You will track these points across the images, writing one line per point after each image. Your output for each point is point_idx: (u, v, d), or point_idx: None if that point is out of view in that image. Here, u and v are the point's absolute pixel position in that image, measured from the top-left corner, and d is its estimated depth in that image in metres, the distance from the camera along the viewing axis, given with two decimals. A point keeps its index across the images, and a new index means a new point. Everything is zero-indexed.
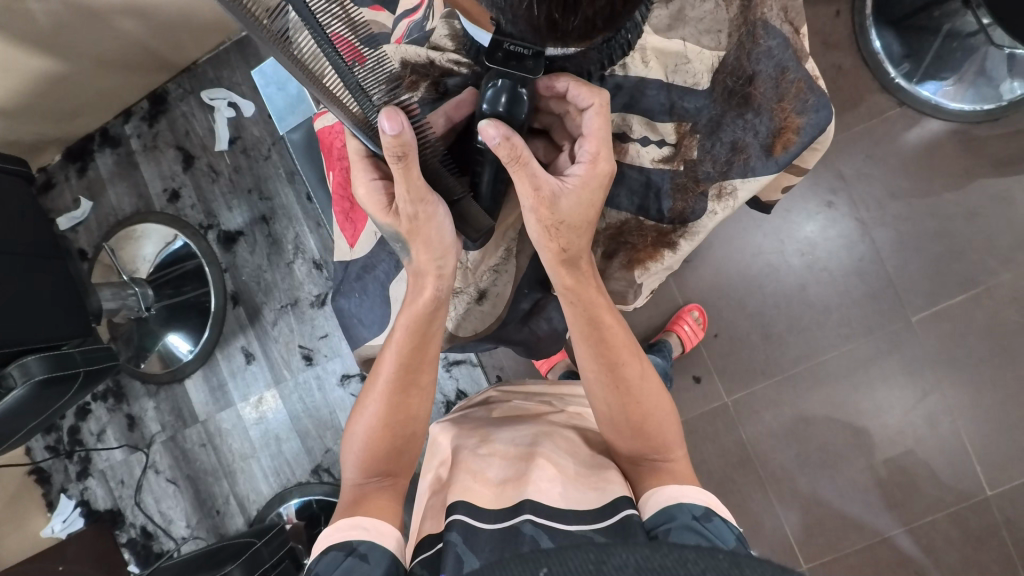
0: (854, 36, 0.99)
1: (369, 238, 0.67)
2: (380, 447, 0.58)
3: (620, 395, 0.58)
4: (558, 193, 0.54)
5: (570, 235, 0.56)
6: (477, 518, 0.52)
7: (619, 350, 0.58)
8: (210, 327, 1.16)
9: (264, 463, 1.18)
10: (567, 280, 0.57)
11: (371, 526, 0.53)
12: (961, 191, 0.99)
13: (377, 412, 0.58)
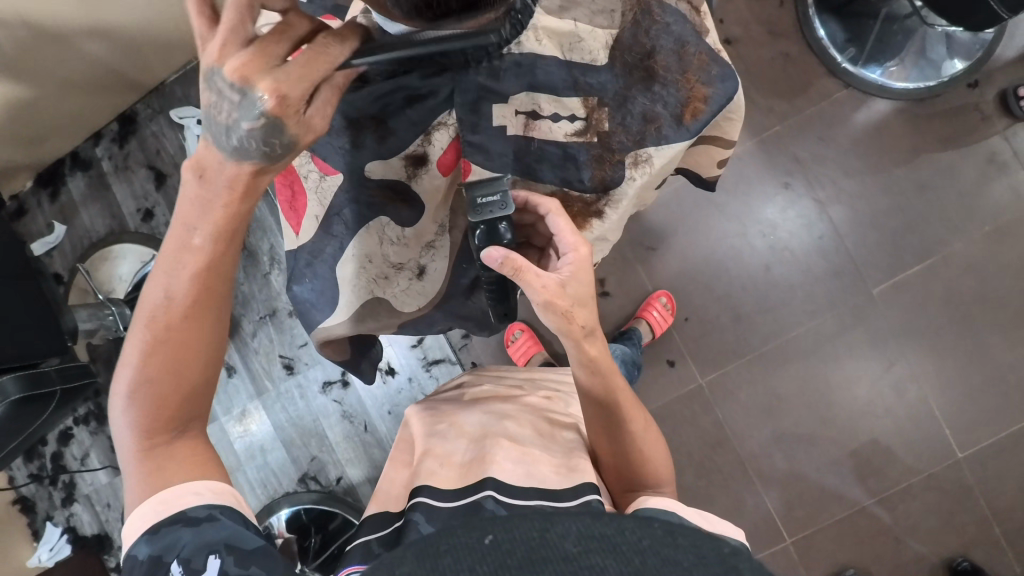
0: (799, 24, 1.03)
1: (310, 224, 0.62)
2: (154, 392, 0.47)
3: (629, 453, 0.59)
4: (563, 281, 0.55)
5: (584, 315, 0.56)
6: (441, 499, 0.53)
7: (624, 405, 0.59)
8: None
9: (250, 476, 1.18)
10: (586, 350, 0.56)
11: (203, 491, 0.47)
12: (910, 165, 1.03)
13: (151, 359, 0.47)
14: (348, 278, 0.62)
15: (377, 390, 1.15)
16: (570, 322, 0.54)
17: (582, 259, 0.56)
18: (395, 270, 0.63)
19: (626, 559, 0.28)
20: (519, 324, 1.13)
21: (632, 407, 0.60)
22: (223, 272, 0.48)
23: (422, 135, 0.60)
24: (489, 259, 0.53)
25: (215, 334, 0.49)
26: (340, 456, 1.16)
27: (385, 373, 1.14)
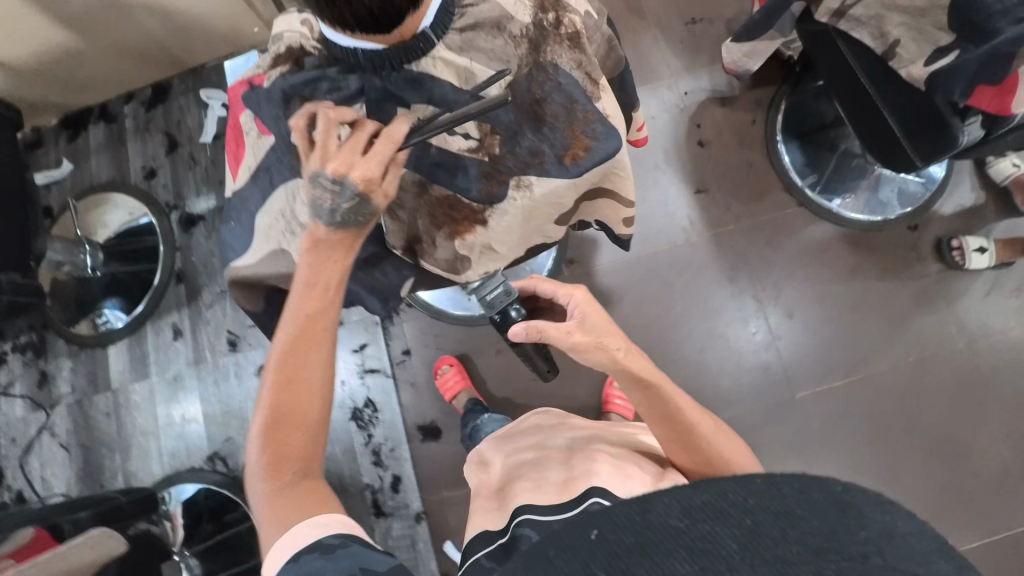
0: (766, 142, 1.15)
1: (244, 176, 0.55)
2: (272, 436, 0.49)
3: (711, 465, 0.56)
4: (580, 322, 0.54)
5: (617, 339, 0.54)
6: (545, 513, 0.54)
7: (688, 413, 0.56)
8: (147, 299, 1.22)
9: (163, 444, 1.18)
10: (633, 368, 0.54)
11: (319, 526, 0.47)
12: (847, 286, 1.11)
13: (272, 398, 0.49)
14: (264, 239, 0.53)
15: None
16: (607, 351, 0.53)
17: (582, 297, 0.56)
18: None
19: (737, 523, 0.28)
20: (450, 359, 1.13)
21: (697, 414, 0.57)
22: (334, 319, 0.50)
23: (344, 116, 0.51)
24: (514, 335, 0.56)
25: (322, 369, 0.50)
26: None
27: None
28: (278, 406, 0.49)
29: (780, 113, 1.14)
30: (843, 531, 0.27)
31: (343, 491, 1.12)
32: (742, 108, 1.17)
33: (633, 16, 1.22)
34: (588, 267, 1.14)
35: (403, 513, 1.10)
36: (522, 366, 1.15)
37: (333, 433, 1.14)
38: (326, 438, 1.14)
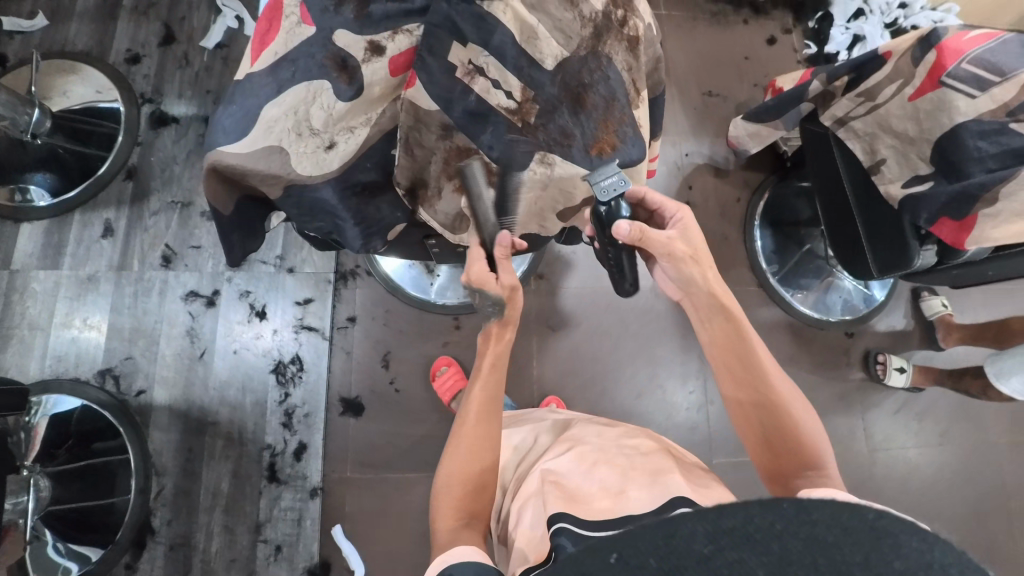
0: (745, 221, 1.23)
1: (264, 62, 0.42)
2: (473, 484, 0.60)
3: (779, 416, 0.59)
4: (682, 234, 0.63)
5: (711, 263, 0.64)
6: (583, 526, 0.49)
7: (767, 360, 0.61)
8: (85, 186, 1.11)
9: (51, 344, 1.05)
10: (713, 286, 0.64)
11: (456, 556, 0.52)
12: (781, 371, 1.18)
13: (468, 457, 0.61)
14: (254, 135, 0.43)
15: (237, 325, 1.08)
16: (701, 269, 0.63)
17: (688, 215, 0.64)
18: (313, 133, 0.43)
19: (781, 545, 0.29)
20: (446, 359, 1.09)
21: (775, 369, 0.61)
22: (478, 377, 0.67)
23: (392, 26, 0.41)
24: (616, 234, 0.52)
25: (473, 422, 0.63)
26: (158, 371, 1.05)
27: (255, 314, 1.09)
28: (467, 461, 0.61)
29: (762, 200, 1.22)
30: (878, 558, 0.29)
31: (239, 446, 1.03)
32: (732, 185, 1.24)
33: None
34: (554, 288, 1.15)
35: (299, 484, 1.03)
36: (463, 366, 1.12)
37: (248, 382, 1.06)
38: (238, 386, 1.06)
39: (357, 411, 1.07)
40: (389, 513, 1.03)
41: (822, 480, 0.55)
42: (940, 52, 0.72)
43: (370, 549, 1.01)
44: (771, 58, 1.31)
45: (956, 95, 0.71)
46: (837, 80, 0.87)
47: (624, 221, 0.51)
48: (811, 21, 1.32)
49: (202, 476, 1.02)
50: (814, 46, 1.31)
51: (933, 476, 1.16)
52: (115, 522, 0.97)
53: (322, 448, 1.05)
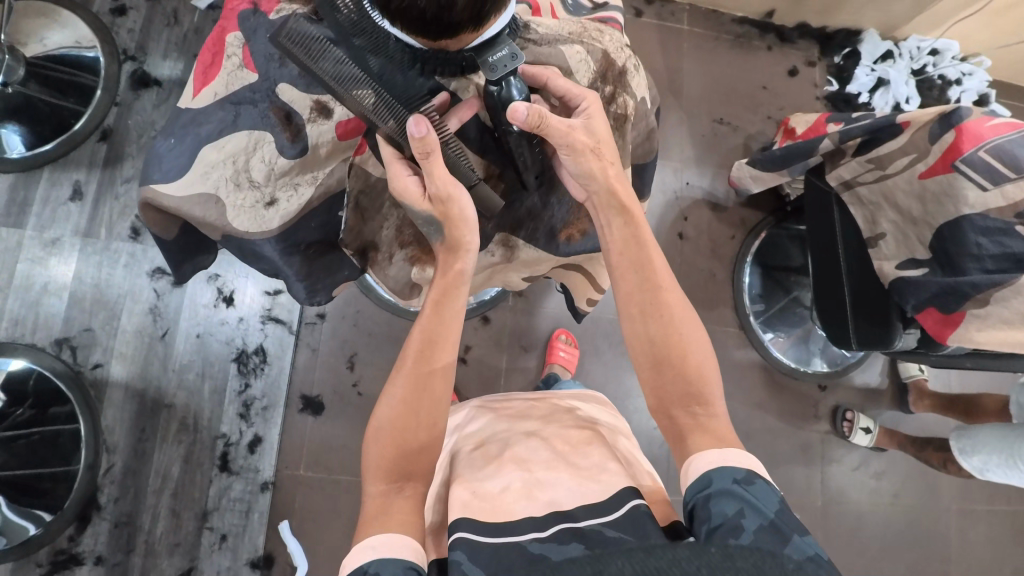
0: (735, 260, 1.19)
1: (206, 99, 0.52)
2: (406, 441, 0.53)
3: (669, 344, 0.59)
4: (585, 123, 0.56)
5: (613, 152, 0.58)
6: (478, 533, 0.53)
7: (662, 280, 0.60)
8: (57, 143, 1.05)
9: (8, 303, 1.01)
10: (613, 188, 0.58)
11: (381, 542, 0.48)
12: (749, 416, 1.17)
13: (404, 403, 0.54)
14: (199, 182, 0.51)
15: (202, 310, 1.05)
16: (600, 159, 0.57)
17: (595, 102, 0.56)
18: (253, 186, 0.52)
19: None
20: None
21: (669, 280, 0.61)
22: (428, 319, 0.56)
23: (349, 87, 0.46)
24: (512, 119, 0.50)
25: (410, 369, 0.55)
26: (117, 347, 1.03)
27: (222, 298, 1.06)
28: (398, 414, 0.54)
29: (757, 241, 1.18)
30: None
31: (193, 431, 1.02)
32: (727, 222, 1.21)
33: (670, 93, 1.23)
34: (531, 308, 1.13)
35: (249, 477, 1.02)
36: None
37: (209, 367, 1.04)
38: (198, 370, 1.04)
39: (317, 409, 1.06)
40: (337, 515, 1.03)
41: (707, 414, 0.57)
42: (959, 133, 0.68)
43: (314, 548, 1.01)
44: (790, 92, 1.26)
45: (967, 184, 0.67)
46: (849, 141, 0.82)
47: (521, 103, 0.49)
48: (837, 56, 1.26)
49: (154, 457, 1.01)
50: (835, 83, 1.25)
51: (881, 535, 1.17)
52: (60, 494, 0.96)
53: (278, 443, 1.04)
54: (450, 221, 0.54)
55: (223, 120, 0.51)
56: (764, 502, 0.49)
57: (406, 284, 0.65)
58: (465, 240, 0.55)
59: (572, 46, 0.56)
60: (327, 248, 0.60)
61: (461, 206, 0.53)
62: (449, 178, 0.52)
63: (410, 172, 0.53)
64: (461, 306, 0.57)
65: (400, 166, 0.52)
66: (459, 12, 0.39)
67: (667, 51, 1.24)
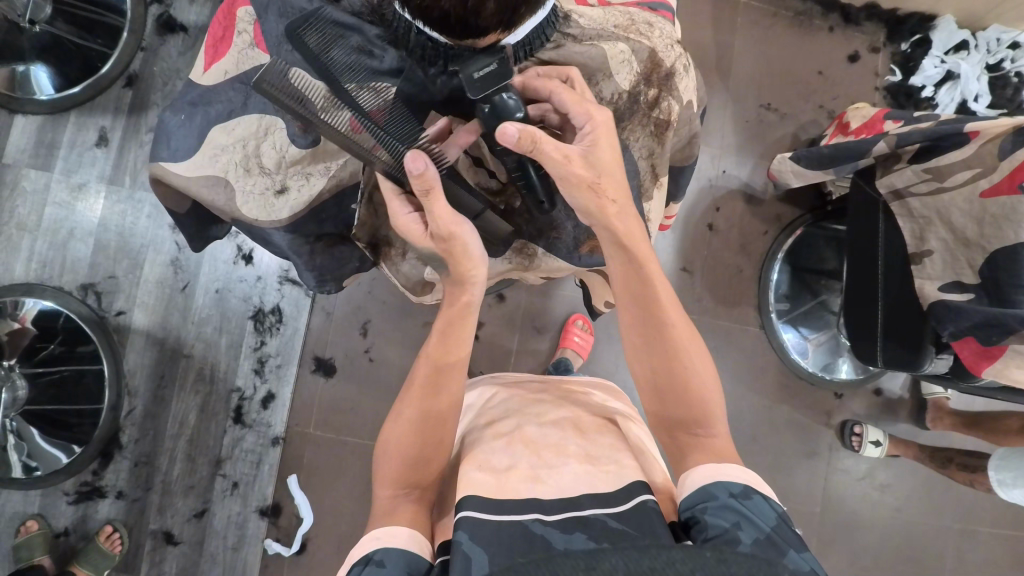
0: (764, 259, 1.14)
1: (214, 78, 0.53)
2: (414, 455, 0.57)
3: (672, 375, 0.57)
4: (585, 151, 0.51)
5: (615, 185, 0.53)
6: (485, 513, 0.52)
7: (666, 309, 0.57)
8: (82, 87, 1.03)
9: (36, 245, 1.03)
10: (614, 225, 0.54)
11: (386, 533, 0.52)
12: (760, 417, 1.15)
13: (412, 422, 0.57)
14: (208, 165, 0.53)
15: (222, 266, 1.06)
16: (597, 194, 0.53)
17: (602, 125, 0.51)
18: (263, 173, 0.54)
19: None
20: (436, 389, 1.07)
21: (676, 309, 0.58)
22: (431, 351, 0.58)
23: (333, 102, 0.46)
24: (503, 138, 0.46)
25: (414, 396, 0.58)
26: (140, 296, 1.05)
27: (241, 256, 1.06)
28: (402, 435, 0.57)
29: (791, 237, 1.11)
30: None
31: (209, 383, 1.05)
32: (762, 216, 1.15)
33: (717, 72, 1.15)
34: (547, 291, 1.11)
35: (261, 431, 1.06)
36: None
37: (225, 322, 1.06)
38: (215, 324, 1.06)
39: (328, 371, 1.07)
40: (343, 473, 1.07)
41: (708, 438, 0.57)
42: None
43: (320, 502, 1.06)
44: (849, 79, 1.16)
45: None
46: (907, 146, 0.76)
47: (511, 122, 0.46)
48: (905, 43, 1.15)
49: (172, 405, 1.05)
50: (899, 73, 1.15)
51: (880, 543, 1.16)
52: (84, 432, 0.99)
53: (290, 401, 1.06)
54: (455, 258, 0.53)
55: (236, 102, 0.53)
56: (761, 517, 0.48)
57: (421, 283, 0.62)
58: (470, 274, 0.55)
59: (616, 45, 0.55)
60: (337, 241, 0.61)
61: (464, 243, 0.52)
62: (448, 216, 0.50)
63: (410, 211, 0.52)
64: (466, 337, 0.58)
65: (399, 202, 0.52)
66: (486, 18, 0.38)
67: (719, 25, 1.15)
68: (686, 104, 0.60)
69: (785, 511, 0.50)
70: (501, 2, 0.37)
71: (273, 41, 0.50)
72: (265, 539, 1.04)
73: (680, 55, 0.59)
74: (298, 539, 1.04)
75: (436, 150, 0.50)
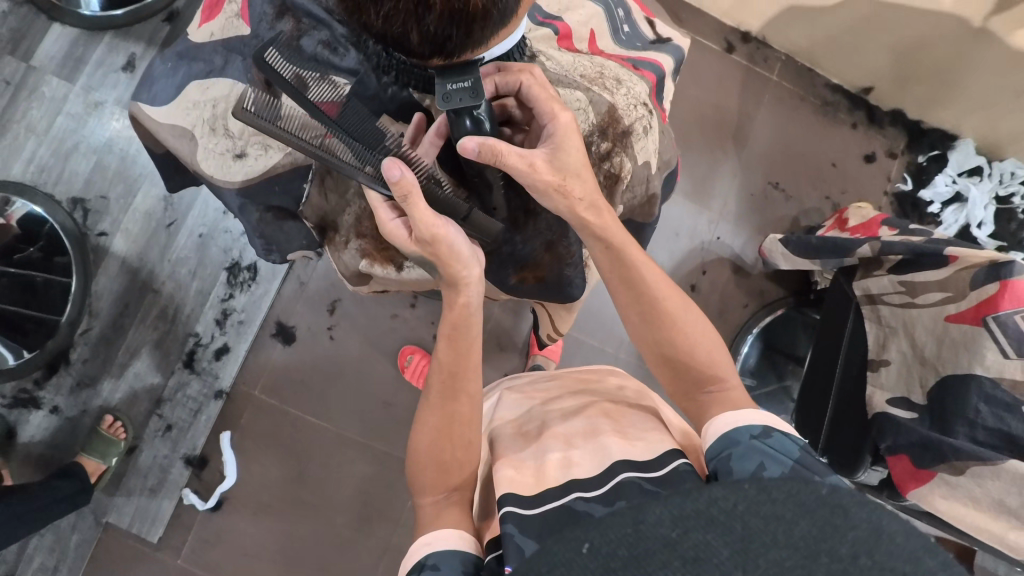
0: (737, 332, 1.13)
1: (200, 37, 0.56)
2: (446, 459, 0.58)
3: (674, 347, 0.59)
4: (550, 155, 0.52)
5: (580, 186, 0.54)
6: (524, 503, 0.53)
7: (654, 292, 0.58)
8: (123, 11, 1.06)
9: (39, 150, 1.05)
10: (586, 220, 0.55)
11: (436, 538, 0.53)
12: None
13: (437, 429, 0.58)
14: (181, 117, 0.54)
15: (211, 213, 1.07)
16: (565, 197, 0.53)
17: (565, 124, 0.52)
18: (227, 135, 0.54)
19: (728, 531, 0.35)
20: (412, 348, 1.08)
21: (666, 286, 0.59)
22: (442, 360, 0.58)
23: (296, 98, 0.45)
24: (464, 153, 0.48)
25: (439, 405, 0.58)
26: (124, 223, 1.06)
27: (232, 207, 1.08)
28: (433, 441, 0.58)
29: (771, 315, 1.12)
30: None
31: (169, 323, 1.06)
32: (745, 289, 1.15)
33: (732, 140, 1.17)
34: (519, 311, 1.12)
35: (208, 381, 1.06)
36: (401, 342, 1.10)
37: (200, 268, 1.07)
38: (190, 267, 1.07)
39: (287, 339, 1.08)
40: (277, 441, 1.06)
41: (722, 391, 0.57)
42: (1002, 288, 0.63)
43: (248, 465, 1.05)
44: (860, 176, 1.18)
45: (990, 345, 0.62)
46: (891, 255, 0.76)
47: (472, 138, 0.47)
48: (922, 155, 1.17)
49: (128, 335, 1.05)
50: (909, 183, 1.17)
51: None
52: (37, 340, 1.00)
53: (242, 358, 1.07)
54: (442, 260, 0.52)
55: (214, 65, 0.54)
56: (784, 451, 0.49)
57: (356, 273, 0.64)
58: (460, 274, 0.54)
59: (573, 92, 0.57)
60: (288, 216, 0.61)
61: (449, 243, 0.51)
62: (429, 219, 0.48)
63: (395, 216, 0.51)
64: (478, 339, 0.58)
65: (385, 210, 0.51)
66: (416, 43, 0.37)
67: (745, 96, 1.18)
68: (640, 164, 0.61)
69: (806, 443, 0.51)
70: (428, 36, 0.36)
71: (255, 18, 0.53)
72: (183, 488, 1.04)
73: (643, 116, 0.60)
74: (217, 496, 1.03)
75: (412, 156, 0.50)
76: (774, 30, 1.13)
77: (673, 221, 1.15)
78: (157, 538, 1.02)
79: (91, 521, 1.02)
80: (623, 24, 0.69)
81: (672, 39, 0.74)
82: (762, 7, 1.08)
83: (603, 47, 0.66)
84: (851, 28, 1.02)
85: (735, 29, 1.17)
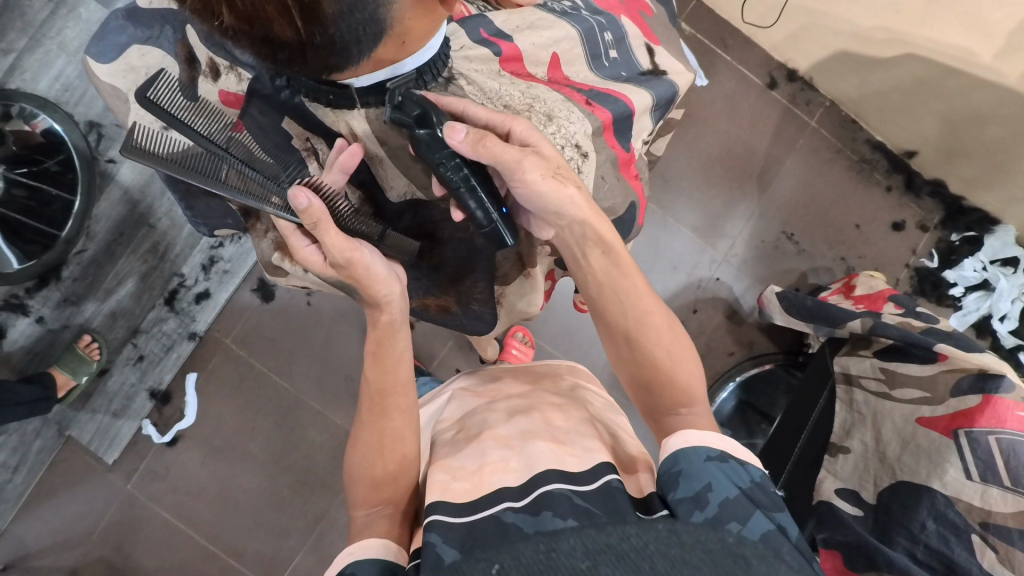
0: (716, 378, 1.09)
1: None
2: (377, 473, 0.56)
3: (650, 367, 0.56)
4: (537, 151, 0.53)
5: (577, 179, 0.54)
6: (451, 512, 0.50)
7: (645, 308, 0.56)
8: None
9: (66, 68, 1.06)
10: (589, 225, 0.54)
11: (358, 547, 0.50)
12: None
13: (371, 446, 0.56)
14: (119, 78, 0.54)
15: None
16: (569, 188, 0.53)
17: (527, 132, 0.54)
18: None
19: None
20: None
21: (654, 303, 0.57)
22: (370, 379, 0.58)
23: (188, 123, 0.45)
24: (455, 137, 0.50)
25: (371, 426, 0.57)
26: None
27: None
28: (366, 460, 0.56)
29: (757, 368, 1.07)
30: None
31: (158, 259, 1.08)
32: (735, 337, 1.10)
33: (755, 182, 1.11)
34: None
35: (184, 322, 1.08)
36: None
37: None
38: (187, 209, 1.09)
39: (266, 296, 1.09)
40: (240, 392, 1.08)
41: (693, 412, 0.53)
42: (985, 403, 0.58)
43: (207, 408, 1.08)
44: (885, 244, 1.11)
45: (955, 460, 0.58)
46: (881, 337, 0.72)
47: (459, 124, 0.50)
48: (955, 235, 1.09)
49: (117, 263, 1.08)
50: (934, 261, 1.10)
51: None
52: (34, 250, 1.02)
53: (222, 305, 1.09)
54: (361, 282, 0.54)
55: (154, 30, 0.54)
56: (737, 479, 0.46)
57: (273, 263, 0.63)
58: (383, 294, 0.55)
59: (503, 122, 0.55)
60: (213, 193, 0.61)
61: (365, 266, 0.52)
62: (343, 244, 0.50)
63: (308, 244, 0.53)
64: (406, 357, 0.59)
65: (296, 236, 0.53)
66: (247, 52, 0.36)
67: (778, 138, 1.11)
68: None
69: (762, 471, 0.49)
70: (256, 53, 0.35)
71: None
72: (144, 418, 1.07)
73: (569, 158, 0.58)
74: (172, 432, 1.07)
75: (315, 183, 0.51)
76: (822, 73, 1.06)
77: (672, 254, 1.10)
78: (112, 460, 1.06)
79: (54, 431, 1.06)
80: (611, 50, 0.67)
81: (667, 72, 0.72)
82: (815, 48, 1.01)
83: (569, 73, 0.63)
84: (905, 88, 0.95)
85: (782, 65, 1.10)
